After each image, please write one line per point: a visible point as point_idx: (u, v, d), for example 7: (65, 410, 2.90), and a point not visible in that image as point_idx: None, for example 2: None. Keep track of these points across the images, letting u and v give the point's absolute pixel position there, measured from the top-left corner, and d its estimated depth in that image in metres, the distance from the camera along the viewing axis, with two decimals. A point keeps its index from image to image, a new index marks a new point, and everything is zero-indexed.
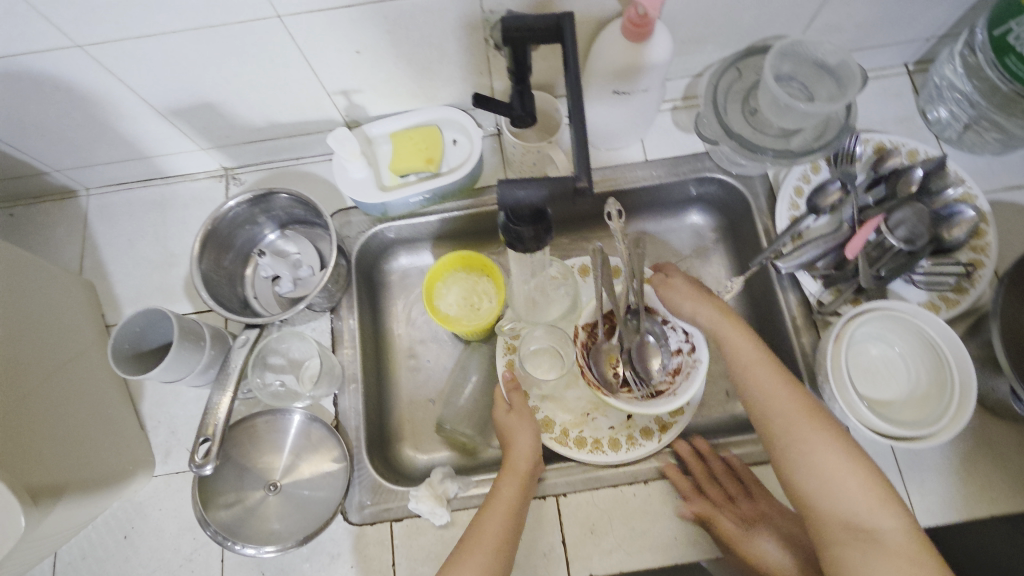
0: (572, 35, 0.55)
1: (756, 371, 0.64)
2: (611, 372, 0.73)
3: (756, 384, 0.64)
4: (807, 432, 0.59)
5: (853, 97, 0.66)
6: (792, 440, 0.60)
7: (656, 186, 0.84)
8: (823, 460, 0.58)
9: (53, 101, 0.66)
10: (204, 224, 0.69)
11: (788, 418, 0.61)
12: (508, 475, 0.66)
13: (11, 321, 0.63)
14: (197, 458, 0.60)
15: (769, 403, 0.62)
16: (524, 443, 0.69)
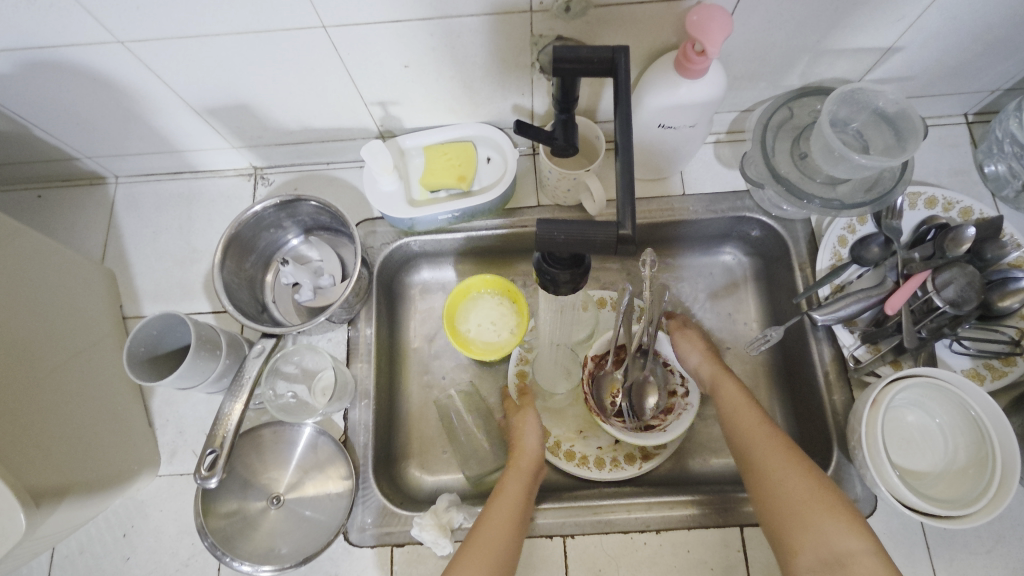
0: (626, 69, 0.52)
1: (749, 407, 0.66)
2: (608, 399, 0.73)
3: (749, 416, 0.65)
4: (790, 461, 0.59)
5: (913, 153, 0.63)
6: (775, 465, 0.60)
7: (691, 221, 0.81)
8: (797, 487, 0.57)
9: (89, 92, 0.66)
10: (227, 228, 0.67)
11: (770, 448, 0.61)
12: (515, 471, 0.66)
13: (29, 313, 0.62)
14: (203, 470, 0.59)
15: (758, 433, 0.63)
16: (532, 442, 0.70)
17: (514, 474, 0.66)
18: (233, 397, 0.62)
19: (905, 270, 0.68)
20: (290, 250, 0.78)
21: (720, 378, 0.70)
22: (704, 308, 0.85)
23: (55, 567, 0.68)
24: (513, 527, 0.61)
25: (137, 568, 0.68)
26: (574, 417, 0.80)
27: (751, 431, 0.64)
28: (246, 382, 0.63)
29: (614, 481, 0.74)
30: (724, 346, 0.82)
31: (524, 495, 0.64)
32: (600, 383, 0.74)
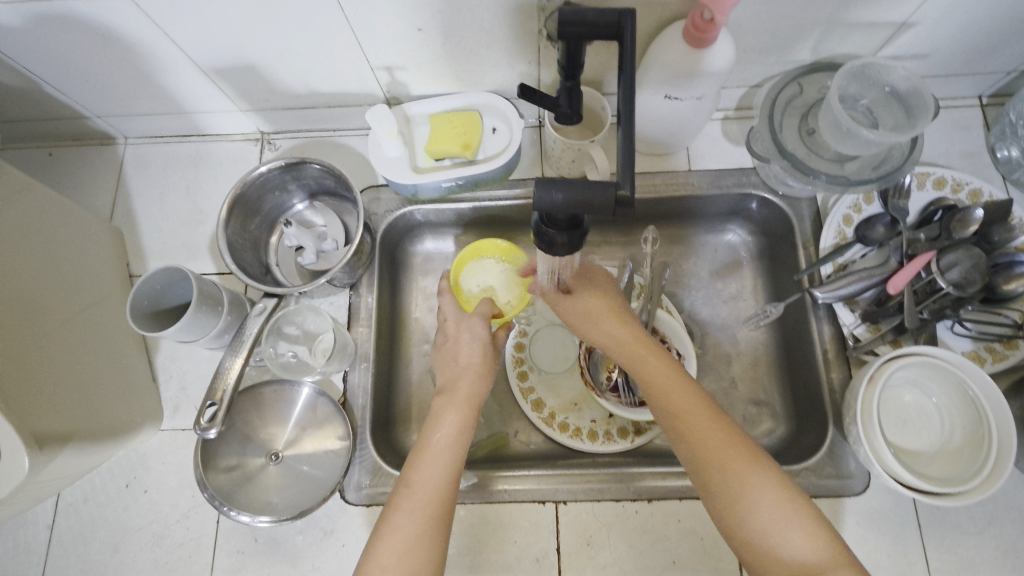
0: (632, 35, 0.51)
1: (682, 395, 0.58)
2: (605, 376, 0.78)
3: (686, 408, 0.57)
4: (743, 466, 0.53)
5: (921, 130, 0.62)
6: (726, 475, 0.53)
7: (696, 197, 0.81)
8: (755, 496, 0.52)
9: (97, 48, 0.66)
10: (233, 188, 0.68)
11: (716, 451, 0.54)
12: (428, 458, 0.58)
13: (36, 265, 0.63)
14: (203, 421, 0.60)
15: (700, 434, 0.55)
16: (449, 427, 0.60)
17: (423, 466, 0.57)
18: (234, 352, 0.63)
19: (909, 252, 0.68)
20: (294, 214, 0.79)
21: (655, 370, 0.60)
22: (705, 286, 0.85)
23: (60, 514, 0.70)
24: (424, 545, 0.53)
25: (139, 518, 0.70)
26: (569, 390, 0.81)
27: (695, 431, 0.55)
28: (247, 339, 0.64)
29: (608, 453, 0.76)
30: (723, 323, 0.83)
31: (440, 499, 0.55)
32: (597, 359, 0.78)
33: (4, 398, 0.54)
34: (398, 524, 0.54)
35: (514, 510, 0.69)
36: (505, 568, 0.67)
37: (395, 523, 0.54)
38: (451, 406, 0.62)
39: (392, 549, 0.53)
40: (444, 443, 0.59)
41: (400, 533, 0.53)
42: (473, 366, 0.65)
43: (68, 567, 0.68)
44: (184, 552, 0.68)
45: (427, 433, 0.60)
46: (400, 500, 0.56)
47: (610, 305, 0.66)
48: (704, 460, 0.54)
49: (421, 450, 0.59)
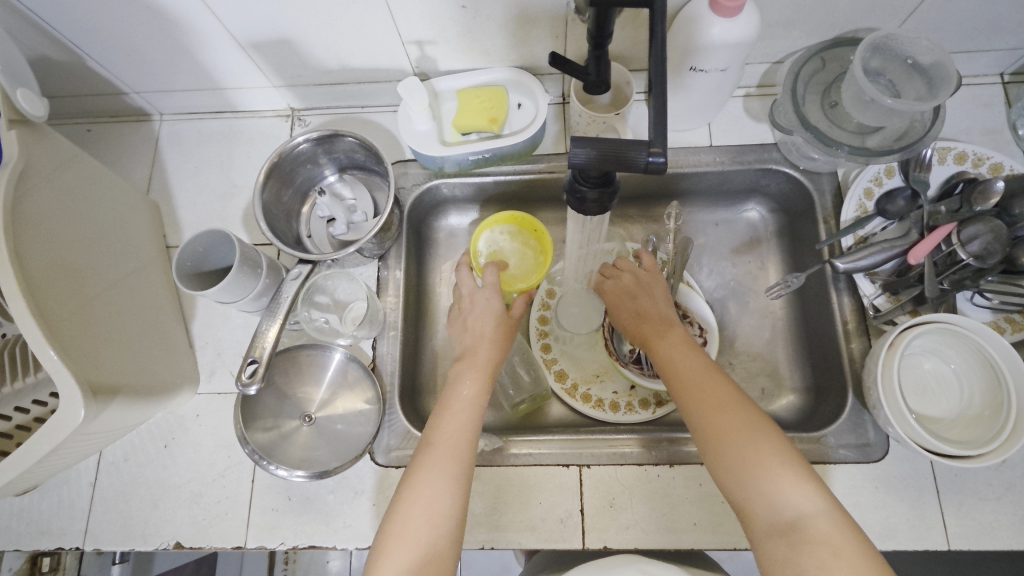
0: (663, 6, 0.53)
1: (685, 363, 0.61)
2: (628, 349, 0.79)
3: (689, 374, 0.60)
4: (731, 425, 0.55)
5: (943, 101, 0.63)
6: (715, 434, 0.55)
7: (717, 172, 0.82)
8: (737, 451, 0.54)
9: (140, 21, 0.69)
10: (270, 156, 0.70)
11: (706, 413, 0.56)
12: (451, 411, 0.61)
13: (84, 228, 0.66)
14: (243, 377, 0.62)
15: (695, 395, 0.58)
16: (471, 387, 0.63)
17: (447, 423, 0.60)
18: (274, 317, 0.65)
19: (929, 222, 0.69)
20: (325, 186, 0.81)
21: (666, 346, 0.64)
22: (725, 262, 0.87)
23: (102, 472, 0.73)
24: (443, 493, 0.55)
25: (177, 476, 0.72)
26: (591, 362, 0.83)
27: (690, 395, 0.58)
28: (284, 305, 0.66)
29: (630, 421, 0.77)
30: (741, 297, 0.84)
31: (459, 449, 0.58)
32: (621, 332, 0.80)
33: (64, 349, 0.56)
34: (423, 477, 0.56)
35: (538, 474, 0.71)
36: (530, 528, 0.69)
37: (419, 475, 0.56)
38: (470, 365, 0.66)
39: (417, 498, 0.55)
40: (465, 400, 0.62)
41: (422, 483, 0.56)
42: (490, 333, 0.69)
43: (110, 522, 0.71)
44: (220, 509, 0.71)
45: (450, 390, 0.64)
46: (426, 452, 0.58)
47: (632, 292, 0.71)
48: (696, 421, 0.57)
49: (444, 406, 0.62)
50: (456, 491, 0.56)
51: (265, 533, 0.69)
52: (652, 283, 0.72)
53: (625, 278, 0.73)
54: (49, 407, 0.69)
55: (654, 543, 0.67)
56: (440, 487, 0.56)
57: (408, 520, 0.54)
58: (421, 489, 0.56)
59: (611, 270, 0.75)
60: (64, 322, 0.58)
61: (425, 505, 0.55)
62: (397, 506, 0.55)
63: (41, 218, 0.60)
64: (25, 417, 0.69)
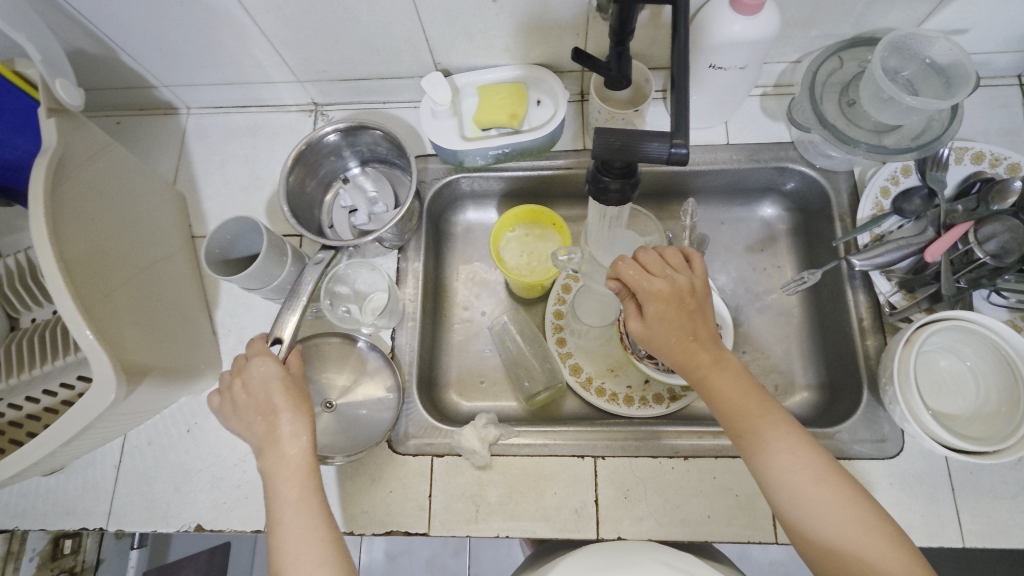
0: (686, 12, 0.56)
1: (763, 424, 0.56)
2: None
3: (771, 439, 0.55)
4: (823, 502, 0.52)
5: (962, 100, 0.64)
6: (807, 514, 0.52)
7: (733, 170, 0.83)
8: (833, 533, 0.51)
9: (173, 16, 0.71)
10: (298, 144, 0.72)
11: (795, 489, 0.53)
12: (284, 520, 0.54)
13: (116, 215, 0.68)
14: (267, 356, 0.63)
15: (782, 466, 0.54)
16: (291, 461, 0.56)
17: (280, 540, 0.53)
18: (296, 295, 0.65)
19: (946, 221, 0.70)
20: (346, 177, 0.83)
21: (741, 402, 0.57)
22: (740, 260, 0.87)
23: (126, 455, 0.75)
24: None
25: (199, 460, 0.74)
26: (605, 356, 0.83)
27: (777, 467, 0.54)
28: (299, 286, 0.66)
29: (643, 416, 0.78)
30: (754, 295, 0.85)
31: (311, 549, 0.52)
32: None
33: (99, 329, 0.58)
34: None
35: (553, 464, 0.71)
36: (544, 517, 0.69)
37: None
38: (277, 465, 0.56)
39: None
40: (290, 509, 0.54)
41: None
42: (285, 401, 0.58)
43: (133, 503, 0.73)
44: (241, 493, 0.72)
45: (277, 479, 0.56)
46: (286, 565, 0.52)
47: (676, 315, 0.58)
48: (781, 495, 0.54)
49: (274, 522, 0.54)
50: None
51: None
52: (695, 297, 0.59)
53: (666, 293, 0.58)
54: (77, 391, 0.71)
55: (668, 535, 0.68)
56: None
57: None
58: None
59: (644, 277, 0.59)
60: (98, 305, 0.60)
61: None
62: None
63: (77, 203, 0.62)
64: (53, 401, 0.70)
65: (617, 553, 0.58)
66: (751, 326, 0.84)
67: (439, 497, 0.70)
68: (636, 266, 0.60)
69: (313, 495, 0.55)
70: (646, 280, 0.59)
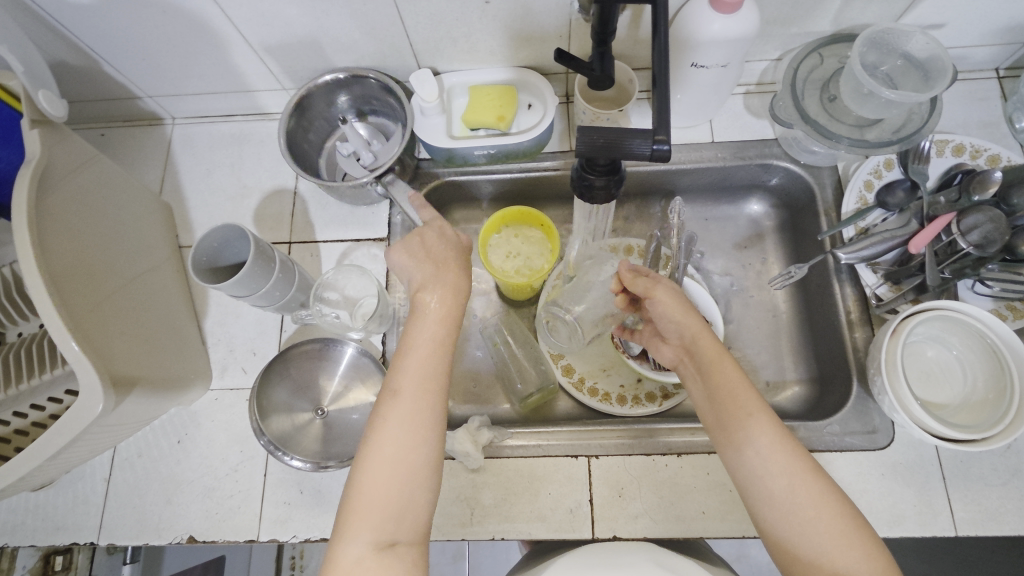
0: (666, 9, 0.57)
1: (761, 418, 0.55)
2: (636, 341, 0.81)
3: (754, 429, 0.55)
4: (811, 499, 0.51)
5: (940, 92, 0.65)
6: (800, 510, 0.51)
7: (719, 168, 0.83)
8: (824, 532, 0.50)
9: (156, 25, 0.71)
10: (297, 90, 0.76)
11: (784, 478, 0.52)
12: (418, 353, 0.56)
13: (100, 226, 0.67)
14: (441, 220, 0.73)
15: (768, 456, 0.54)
16: (439, 299, 0.59)
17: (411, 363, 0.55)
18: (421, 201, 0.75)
19: (928, 213, 0.70)
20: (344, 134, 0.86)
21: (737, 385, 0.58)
22: (728, 257, 0.88)
23: (116, 468, 0.74)
24: (412, 455, 0.52)
25: (190, 471, 0.73)
26: (598, 356, 0.83)
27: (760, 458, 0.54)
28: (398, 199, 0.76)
29: (636, 415, 0.78)
30: (742, 291, 0.86)
31: (430, 392, 0.54)
32: None
33: (85, 339, 0.58)
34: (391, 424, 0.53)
35: (547, 465, 0.71)
36: (539, 518, 0.69)
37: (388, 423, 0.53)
38: (436, 303, 0.59)
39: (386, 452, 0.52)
40: (431, 342, 0.57)
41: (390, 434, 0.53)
42: (452, 259, 0.62)
43: (124, 516, 0.72)
44: (233, 503, 0.71)
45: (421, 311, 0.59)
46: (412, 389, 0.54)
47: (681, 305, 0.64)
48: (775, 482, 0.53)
49: (407, 349, 0.57)
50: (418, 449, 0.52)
51: (277, 526, 0.70)
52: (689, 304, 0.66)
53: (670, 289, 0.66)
54: (64, 405, 0.70)
55: (663, 532, 0.68)
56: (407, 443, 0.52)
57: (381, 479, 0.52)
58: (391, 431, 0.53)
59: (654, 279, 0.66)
60: (83, 316, 0.59)
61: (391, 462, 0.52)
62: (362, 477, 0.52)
63: (62, 214, 0.61)
64: (40, 415, 0.70)
65: (607, 554, 0.58)
66: (741, 322, 0.84)
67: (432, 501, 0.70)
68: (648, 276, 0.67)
69: (449, 348, 0.57)
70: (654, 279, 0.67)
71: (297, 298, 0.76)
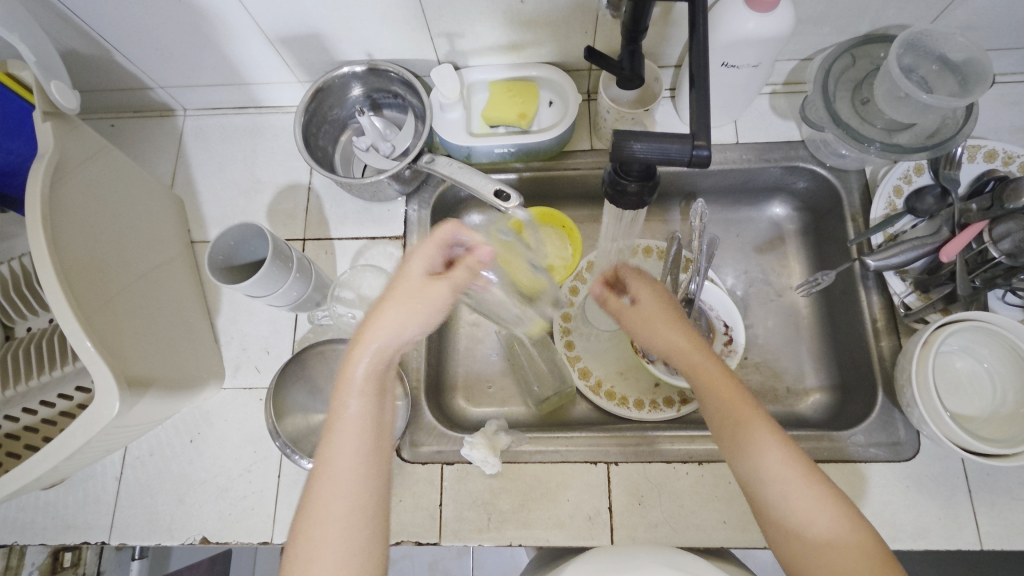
0: (704, 7, 0.55)
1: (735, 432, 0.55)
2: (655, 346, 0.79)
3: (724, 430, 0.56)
4: (795, 491, 0.51)
5: (979, 97, 0.63)
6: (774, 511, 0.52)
7: (743, 170, 0.81)
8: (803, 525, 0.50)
9: (170, 14, 0.69)
10: (315, 82, 0.74)
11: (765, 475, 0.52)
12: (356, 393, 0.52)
13: (113, 221, 0.65)
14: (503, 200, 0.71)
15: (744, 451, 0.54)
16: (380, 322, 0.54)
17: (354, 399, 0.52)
18: (470, 171, 0.73)
19: (961, 221, 0.69)
20: (357, 128, 0.84)
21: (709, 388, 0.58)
22: (748, 261, 0.86)
23: (127, 466, 0.73)
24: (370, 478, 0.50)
25: (202, 471, 0.72)
26: (615, 359, 0.82)
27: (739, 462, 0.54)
28: (440, 172, 0.74)
29: (655, 420, 0.76)
30: (764, 295, 0.84)
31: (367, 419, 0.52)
32: None
33: (98, 337, 0.57)
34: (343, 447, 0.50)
35: (566, 471, 0.70)
36: (558, 525, 0.68)
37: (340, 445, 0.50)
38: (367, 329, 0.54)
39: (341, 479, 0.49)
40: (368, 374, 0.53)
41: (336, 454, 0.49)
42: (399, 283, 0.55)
43: (135, 517, 0.71)
44: (247, 504, 0.70)
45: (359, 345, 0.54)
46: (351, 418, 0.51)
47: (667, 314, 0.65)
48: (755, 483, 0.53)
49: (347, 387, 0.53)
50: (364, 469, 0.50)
51: None
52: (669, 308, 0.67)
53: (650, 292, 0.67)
54: (76, 401, 0.68)
55: (683, 541, 0.67)
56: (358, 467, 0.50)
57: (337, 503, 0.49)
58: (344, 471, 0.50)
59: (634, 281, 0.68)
60: (96, 314, 0.58)
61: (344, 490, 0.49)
62: (317, 508, 0.49)
63: (74, 208, 0.60)
64: (51, 412, 0.68)
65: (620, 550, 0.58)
66: (761, 327, 0.83)
67: (450, 506, 0.69)
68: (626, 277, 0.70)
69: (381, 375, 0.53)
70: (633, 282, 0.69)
71: (312, 298, 0.74)
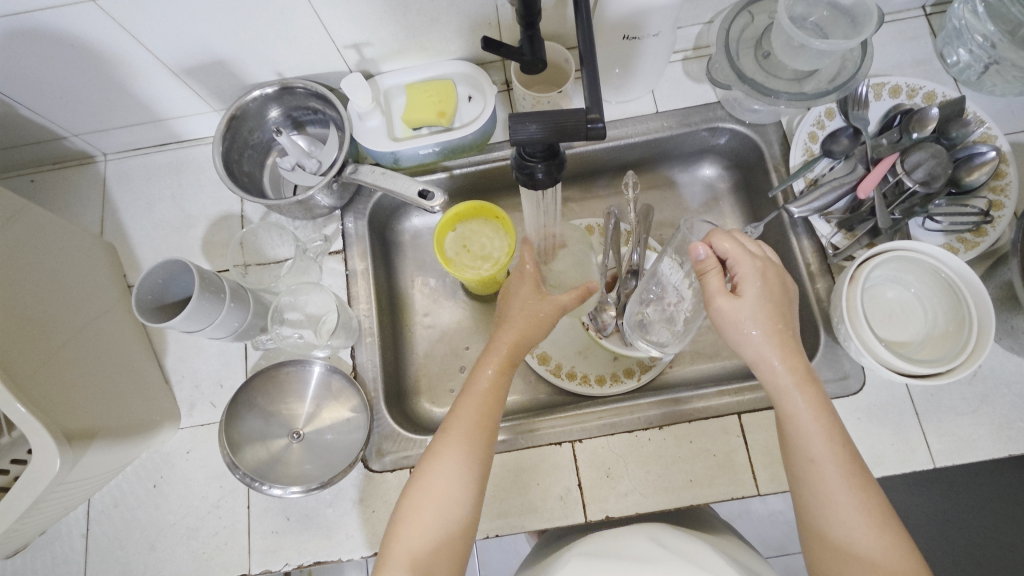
0: None
1: (812, 425, 0.53)
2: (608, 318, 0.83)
3: (797, 429, 0.54)
4: (861, 523, 0.50)
5: (868, 36, 0.64)
6: (830, 510, 0.51)
7: (666, 137, 0.83)
8: (858, 526, 0.50)
9: (65, 60, 0.68)
10: (228, 109, 0.73)
11: (827, 497, 0.52)
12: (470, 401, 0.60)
13: (38, 276, 0.64)
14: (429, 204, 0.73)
15: (818, 464, 0.52)
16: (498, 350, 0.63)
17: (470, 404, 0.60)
18: (395, 176, 0.74)
19: (873, 157, 0.71)
20: (282, 149, 0.83)
21: (786, 387, 0.55)
22: None
23: (93, 521, 0.71)
24: (452, 488, 0.55)
25: (170, 514, 0.71)
26: (570, 341, 0.83)
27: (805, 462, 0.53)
28: (366, 182, 0.74)
29: (617, 393, 0.78)
30: None
31: (477, 439, 0.58)
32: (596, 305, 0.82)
33: (30, 400, 0.56)
34: (438, 464, 0.56)
35: (534, 456, 0.71)
36: (531, 510, 0.69)
37: (437, 459, 0.57)
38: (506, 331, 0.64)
39: (426, 501, 0.55)
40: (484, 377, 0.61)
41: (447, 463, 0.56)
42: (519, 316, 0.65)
43: (109, 570, 0.70)
44: (220, 540, 0.70)
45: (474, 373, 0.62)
46: (460, 420, 0.59)
47: (774, 301, 0.57)
48: (812, 492, 0.53)
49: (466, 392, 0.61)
50: (467, 478, 0.56)
51: (268, 556, 0.69)
52: (786, 289, 0.59)
53: (760, 274, 0.58)
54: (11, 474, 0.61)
55: (654, 505, 0.68)
56: (453, 474, 0.56)
57: (422, 516, 0.55)
58: (437, 475, 0.56)
59: (744, 249, 0.58)
60: (24, 375, 0.57)
61: (435, 497, 0.55)
62: (406, 515, 0.55)
63: None
64: None
65: (600, 544, 0.59)
66: None
67: None
68: (735, 239, 0.59)
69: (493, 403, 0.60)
70: (744, 255, 0.58)
71: (256, 324, 0.75)
